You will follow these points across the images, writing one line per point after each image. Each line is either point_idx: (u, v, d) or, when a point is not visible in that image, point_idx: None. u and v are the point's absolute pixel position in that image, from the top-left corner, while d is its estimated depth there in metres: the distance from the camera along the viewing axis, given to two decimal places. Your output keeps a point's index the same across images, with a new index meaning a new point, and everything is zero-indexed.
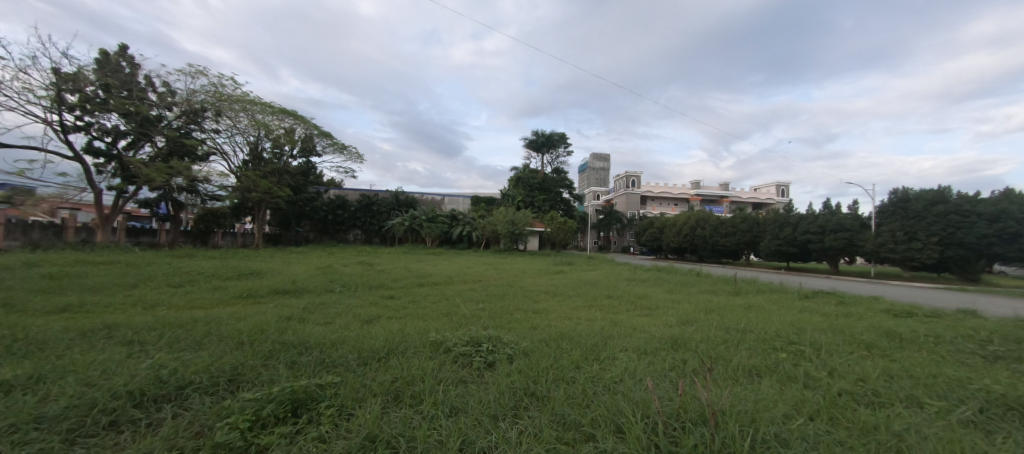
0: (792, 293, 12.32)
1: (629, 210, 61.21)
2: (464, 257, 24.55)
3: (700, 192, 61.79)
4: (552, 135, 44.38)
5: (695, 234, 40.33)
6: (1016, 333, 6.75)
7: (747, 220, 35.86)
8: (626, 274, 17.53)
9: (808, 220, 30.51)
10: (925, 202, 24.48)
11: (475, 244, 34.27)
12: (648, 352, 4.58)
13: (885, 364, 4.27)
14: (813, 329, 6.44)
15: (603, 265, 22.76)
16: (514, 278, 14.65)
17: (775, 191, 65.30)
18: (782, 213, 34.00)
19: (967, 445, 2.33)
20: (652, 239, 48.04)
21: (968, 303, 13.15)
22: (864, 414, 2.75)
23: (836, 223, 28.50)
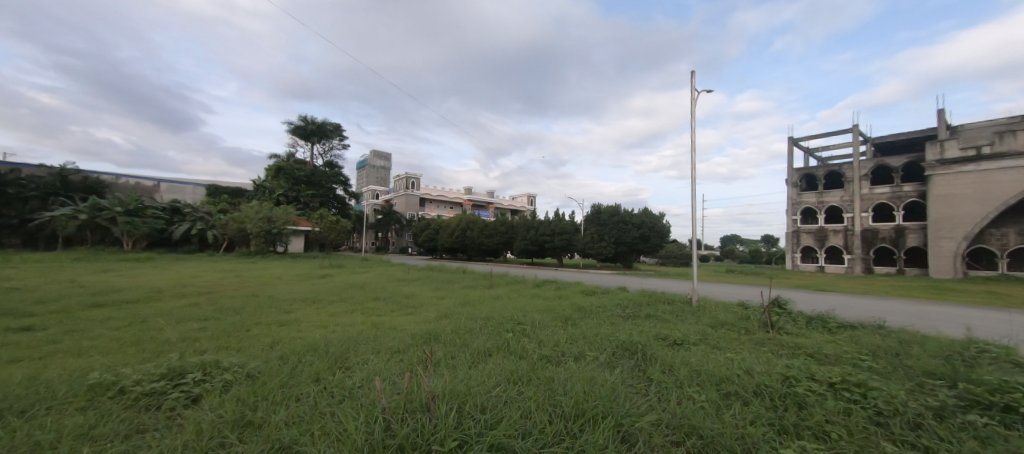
0: (529, 283, 15.12)
1: (408, 211, 61.30)
2: (195, 264, 18.80)
3: (472, 198, 67.56)
4: (324, 124, 39.51)
5: (466, 236, 43.88)
6: (641, 299, 10.38)
7: (505, 224, 41.40)
8: (397, 274, 17.44)
9: (543, 225, 37.99)
10: (608, 214, 34.60)
11: (210, 247, 27.13)
12: (399, 350, 4.66)
13: (572, 331, 5.73)
14: (534, 310, 8.09)
15: (376, 266, 21.77)
16: (261, 285, 12.30)
17: (526, 201, 78.15)
18: (528, 219, 40.96)
19: (599, 379, 3.36)
20: (426, 240, 49.30)
21: (635, 283, 19.16)
22: (547, 371, 3.59)
23: (559, 227, 36.74)
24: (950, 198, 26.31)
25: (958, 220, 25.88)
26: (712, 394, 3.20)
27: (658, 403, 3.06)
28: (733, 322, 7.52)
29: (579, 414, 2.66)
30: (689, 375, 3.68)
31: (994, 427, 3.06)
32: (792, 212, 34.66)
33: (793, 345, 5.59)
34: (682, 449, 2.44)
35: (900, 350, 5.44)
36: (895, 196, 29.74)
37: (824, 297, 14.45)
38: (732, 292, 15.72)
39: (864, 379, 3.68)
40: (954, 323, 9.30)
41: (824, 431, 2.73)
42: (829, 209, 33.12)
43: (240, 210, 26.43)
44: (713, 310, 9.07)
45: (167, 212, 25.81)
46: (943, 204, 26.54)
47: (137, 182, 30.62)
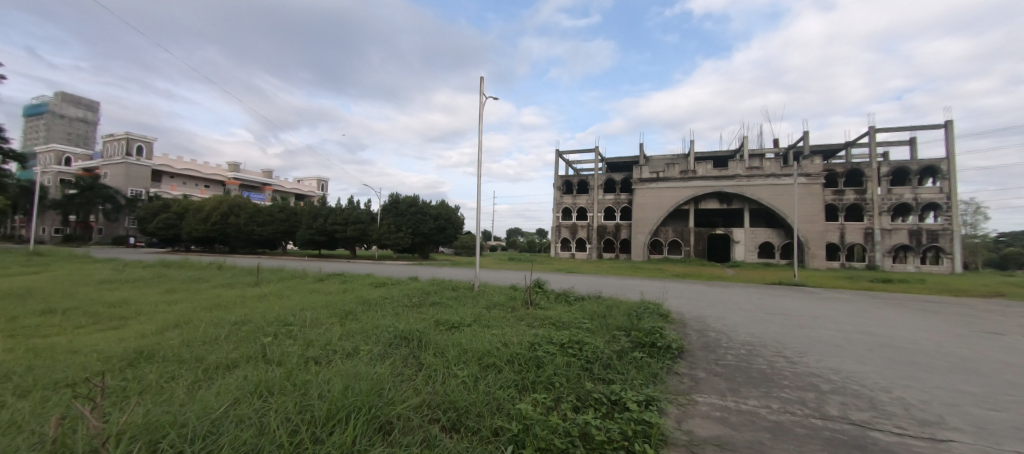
0: (309, 278, 13.31)
1: (129, 187, 44.22)
2: None
3: (239, 177, 54.74)
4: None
5: (227, 223, 35.19)
6: (427, 288, 10.65)
7: (284, 210, 35.41)
8: (105, 273, 12.52)
9: (334, 212, 34.15)
10: (407, 204, 34.24)
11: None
12: (79, 382, 3.37)
13: (348, 327, 5.39)
14: (306, 307, 7.22)
15: (69, 264, 14.87)
16: None
17: (313, 186, 68.79)
18: (316, 205, 36.12)
19: (363, 373, 3.26)
20: (162, 227, 36.95)
21: (428, 273, 19.58)
22: (305, 375, 3.26)
23: (354, 216, 33.57)
24: (643, 205, 37.20)
25: (644, 221, 36.96)
26: (471, 369, 3.58)
27: (423, 385, 3.21)
28: (504, 302, 8.65)
29: (332, 413, 2.50)
30: (456, 355, 4.01)
31: (647, 358, 4.53)
32: (556, 210, 42.42)
33: (543, 316, 6.86)
34: (438, 425, 2.62)
35: (607, 312, 7.42)
36: (616, 202, 40.02)
37: (574, 278, 18.21)
38: (508, 277, 17.92)
39: (583, 338, 4.83)
40: (639, 291, 13.32)
41: (552, 382, 3.45)
42: (579, 209, 41.86)
43: None
44: (489, 293, 10.17)
45: None
46: (640, 209, 37.30)
47: None
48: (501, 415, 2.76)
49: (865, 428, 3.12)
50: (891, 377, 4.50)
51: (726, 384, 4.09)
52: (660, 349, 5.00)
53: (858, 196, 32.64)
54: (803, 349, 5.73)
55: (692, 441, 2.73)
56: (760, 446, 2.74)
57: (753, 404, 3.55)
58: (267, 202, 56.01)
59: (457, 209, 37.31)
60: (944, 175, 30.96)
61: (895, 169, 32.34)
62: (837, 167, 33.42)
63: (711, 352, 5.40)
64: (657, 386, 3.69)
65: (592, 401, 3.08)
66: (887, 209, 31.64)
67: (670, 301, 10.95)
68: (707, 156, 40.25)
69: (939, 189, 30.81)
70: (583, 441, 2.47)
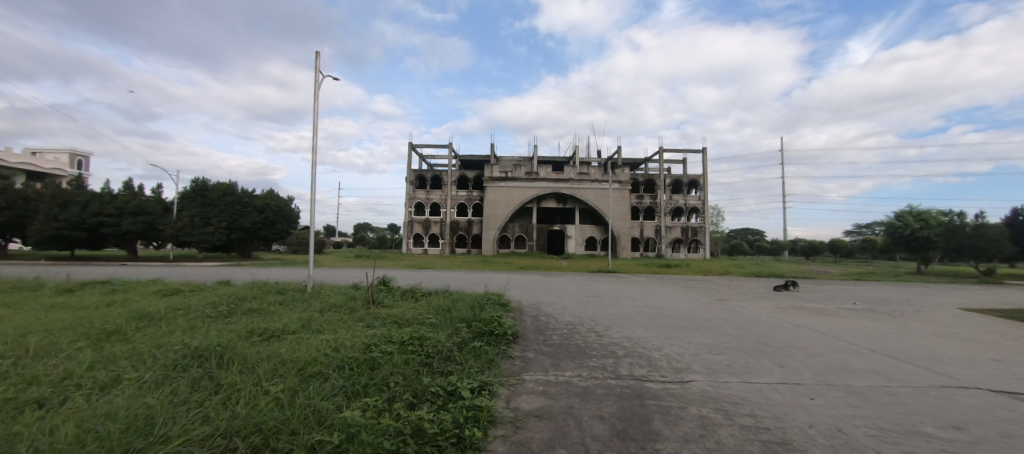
0: (52, 289, 9.68)
1: None
2: None
3: None
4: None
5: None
6: (243, 293, 8.93)
7: (7, 194, 25.15)
8: None
9: (102, 200, 25.64)
10: (218, 193, 28.49)
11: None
12: None
13: (109, 351, 4.13)
14: (40, 330, 5.23)
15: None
16: None
17: (57, 163, 50.91)
18: (65, 189, 26.60)
19: (127, 410, 2.53)
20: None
21: (243, 275, 16.54)
22: (20, 426, 2.35)
23: (136, 205, 25.88)
24: (494, 202, 39.07)
25: (495, 217, 38.87)
26: (290, 382, 3.16)
27: (218, 411, 2.68)
28: (341, 303, 7.92)
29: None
30: (272, 368, 3.50)
31: (485, 345, 4.79)
32: (409, 205, 40.85)
33: (385, 315, 6.53)
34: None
35: (452, 306, 7.55)
36: (469, 198, 40.95)
37: (422, 273, 18.00)
38: (349, 275, 16.58)
39: (423, 333, 4.78)
40: (482, 283, 13.94)
41: (387, 383, 3.31)
42: (431, 205, 41.38)
43: None
44: (324, 295, 9.11)
45: None
46: (492, 206, 39.03)
47: None
48: (321, 428, 2.50)
49: (642, 380, 3.94)
50: (663, 339, 5.81)
51: (549, 360, 4.64)
52: (497, 336, 5.34)
53: (651, 201, 41.04)
54: (609, 324, 6.91)
55: (517, 416, 2.99)
56: (572, 409, 3.20)
57: (568, 375, 4.11)
58: None
59: (288, 202, 32.98)
60: (701, 187, 41.40)
61: (673, 181, 41.67)
62: (638, 176, 41.28)
63: (539, 334, 6.02)
64: (491, 371, 3.92)
65: (428, 396, 3.08)
66: (667, 211, 40.68)
67: (510, 291, 11.83)
68: (544, 160, 44.64)
69: (698, 197, 41.06)
70: (415, 437, 2.44)
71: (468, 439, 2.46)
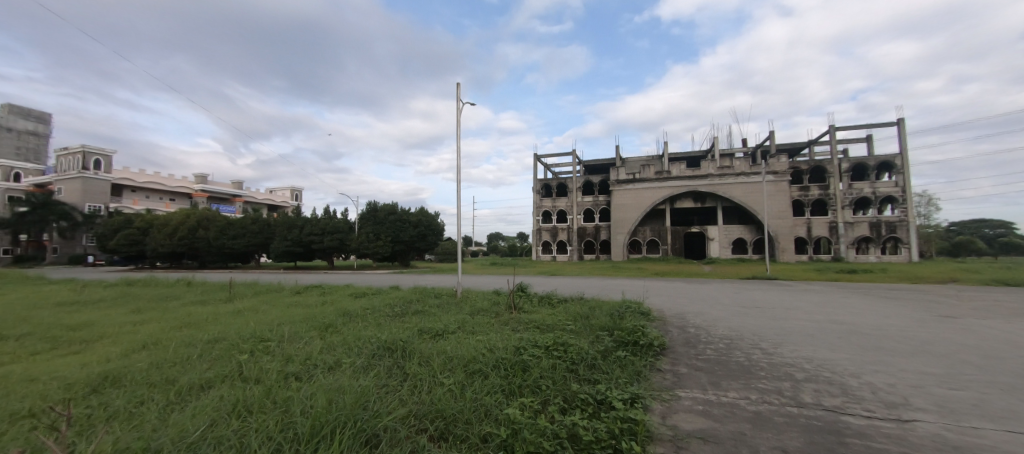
0: (286, 290, 13.02)
1: (87, 203, 42.37)
2: None
3: (204, 188, 53.20)
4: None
5: (197, 237, 33.87)
6: (410, 297, 10.44)
7: (257, 221, 34.51)
8: (73, 294, 11.89)
9: (311, 223, 33.11)
10: (386, 212, 33.84)
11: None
12: (43, 410, 3.14)
13: (329, 340, 5.31)
14: (284, 322, 7.01)
15: (22, 286, 13.94)
16: None
17: (284, 196, 68.01)
18: (289, 216, 35.15)
19: (346, 388, 3.17)
20: (126, 243, 35.36)
21: (408, 281, 19.34)
22: (287, 391, 3.17)
23: (332, 225, 32.73)
24: (623, 206, 37.49)
25: (626, 221, 37.23)
26: (457, 376, 3.55)
27: (408, 396, 3.16)
28: (487, 308, 8.56)
29: (316, 430, 2.42)
30: (442, 363, 4.00)
31: (631, 356, 4.61)
32: (537, 213, 42.17)
33: (527, 320, 6.83)
34: (425, 435, 2.59)
35: (590, 313, 7.47)
36: (596, 204, 40.23)
37: (557, 280, 18.27)
38: (492, 281, 17.86)
39: (566, 340, 4.85)
40: (621, 290, 13.46)
41: (538, 385, 3.45)
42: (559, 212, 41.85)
43: None
44: (473, 299, 10.04)
45: None
46: (621, 210, 37.57)
47: None
48: (489, 421, 2.75)
49: (837, 413, 3.24)
50: (862, 364, 4.68)
51: (708, 378, 4.18)
52: (642, 347, 5.08)
53: (822, 192, 33.92)
54: (780, 341, 5.90)
55: (677, 435, 2.78)
56: (742, 436, 2.82)
57: (733, 396, 3.64)
58: (239, 215, 54.39)
59: (437, 216, 37.19)
60: (900, 170, 32.52)
61: (855, 165, 33.72)
62: (803, 165, 34.69)
63: (692, 347, 5.50)
64: (641, 384, 3.74)
65: (578, 403, 3.10)
66: (849, 203, 32.96)
67: (651, 299, 11.11)
68: (682, 156, 40.93)
69: (895, 183, 32.33)
70: (571, 442, 2.49)
71: (627, 450, 2.39)
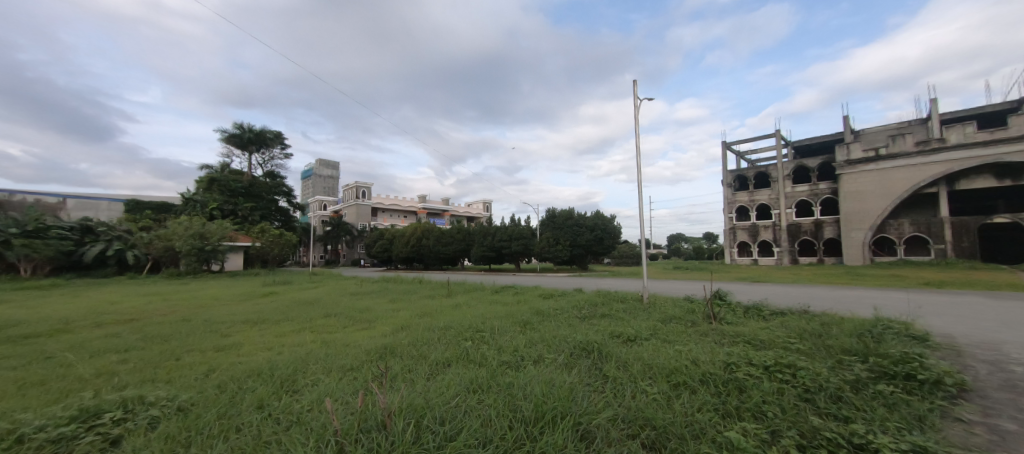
0: (488, 290, 14.95)
1: (360, 222, 58.81)
2: (122, 288, 16.77)
3: (424, 206, 66.38)
4: (264, 132, 37.04)
5: (422, 244, 42.37)
6: (595, 299, 10.49)
7: (461, 231, 41.08)
8: (353, 287, 16.48)
9: (500, 230, 37.32)
10: (563, 218, 34.79)
11: (130, 269, 23.98)
12: (353, 367, 4.41)
13: (530, 335, 5.84)
14: (492, 316, 8.02)
15: (328, 280, 20.21)
16: (201, 306, 11.04)
17: (481, 207, 78.64)
18: (484, 225, 40.35)
19: (557, 381, 3.38)
20: (381, 250, 47.07)
21: (589, 284, 19.65)
22: (507, 377, 3.60)
23: (516, 231, 36.06)
24: (859, 193, 28.92)
25: (866, 214, 28.56)
26: (663, 386, 3.37)
27: (614, 399, 3.16)
28: (680, 315, 7.86)
29: (539, 418, 2.65)
30: (642, 370, 3.85)
31: (898, 393, 3.47)
32: (728, 210, 36.64)
33: (730, 333, 5.99)
34: (638, 441, 2.54)
35: (822, 331, 5.99)
36: (814, 194, 32.21)
37: (760, 288, 15.46)
38: (680, 288, 16.42)
39: (793, 361, 4.02)
40: (864, 304, 10.38)
41: (764, 412, 2.96)
42: (760, 207, 35.21)
43: (167, 226, 23.87)
44: (662, 306, 9.37)
45: (81, 231, 22.86)
46: (856, 200, 29.08)
47: (37, 199, 27.05)
48: (708, 442, 2.50)
49: None
50: None
51: None
52: (915, 383, 3.77)
53: None
54: None
55: None
56: None
57: None
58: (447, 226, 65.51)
59: (613, 220, 35.88)
60: None
61: None
62: None
63: (1022, 395, 3.76)
64: (928, 435, 2.75)
65: (825, 442, 2.51)
66: None
67: (918, 318, 8.17)
68: (965, 115, 28.90)
69: None
70: None
71: None
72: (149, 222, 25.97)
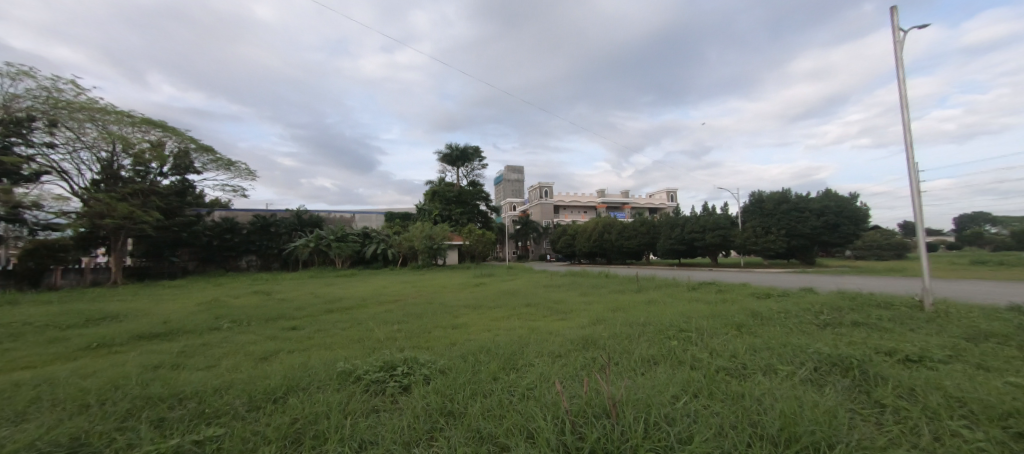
0: (684, 286, 13.64)
1: (544, 219, 62.79)
2: (380, 277, 22.53)
3: (605, 200, 66.16)
4: (466, 148, 43.54)
5: (604, 239, 41.95)
6: (838, 303, 8.30)
7: (644, 223, 38.61)
8: (544, 280, 17.71)
9: (692, 221, 33.59)
10: (775, 202, 28.46)
11: (391, 263, 31.62)
12: (561, 354, 4.73)
13: (751, 340, 5.10)
14: (696, 316, 7.31)
15: (523, 274, 22.33)
16: (434, 293, 13.79)
17: (666, 197, 73.22)
18: (671, 216, 37.15)
19: (807, 400, 2.82)
20: (565, 246, 48.76)
21: (815, 282, 15.90)
22: (736, 387, 3.21)
23: (712, 222, 31.90)
24: None
25: None
26: (991, 432, 2.41)
27: (903, 437, 2.43)
28: (999, 333, 5.44)
29: (794, 444, 2.25)
30: (943, 404, 2.85)
31: None
32: None
33: None
34: None
35: None
36: None
37: None
38: (977, 291, 11.60)
39: None
40: None
41: None
42: None
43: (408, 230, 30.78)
44: (961, 317, 6.68)
45: (361, 236, 31.06)
46: None
47: (338, 214, 38.51)
48: None
49: None
50: None
51: None
52: None
53: None
54: None
55: None
56: None
57: None
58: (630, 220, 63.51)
59: (853, 199, 27.58)
60: None
61: None
62: None
63: None
64: None
65: None
66: None
67: None
68: None
69: None
70: None
71: None
72: (398, 227, 33.18)
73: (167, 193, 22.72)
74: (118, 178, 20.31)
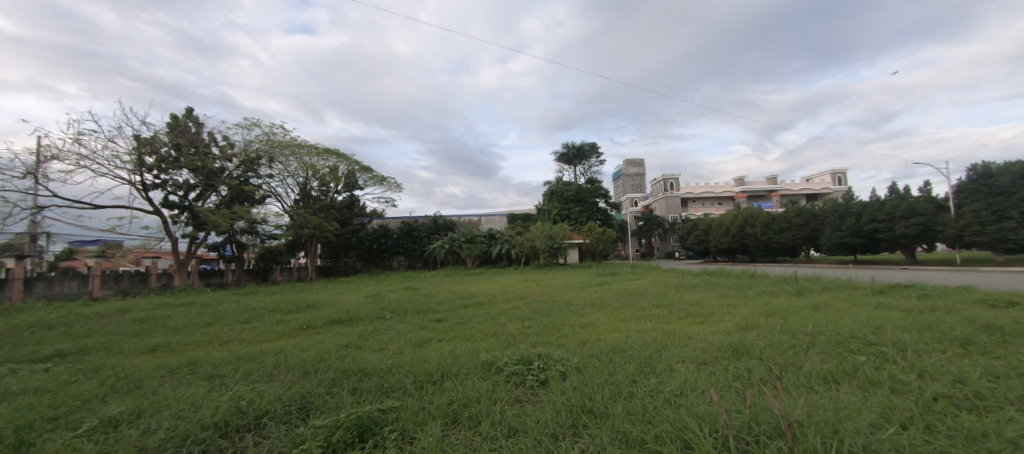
0: (866, 289, 10.97)
1: (670, 214, 58.01)
2: (505, 275, 23.82)
3: (745, 189, 58.11)
4: (582, 145, 43.00)
5: (746, 233, 36.83)
6: None
7: (802, 213, 32.53)
8: (674, 279, 16.34)
9: (873, 207, 27.05)
10: (1013, 176, 20.68)
11: (515, 262, 33.07)
12: (707, 362, 4.30)
13: (988, 362, 3.85)
14: (892, 327, 5.82)
15: (650, 273, 20.95)
16: (558, 291, 13.94)
17: (830, 180, 60.72)
18: (841, 202, 30.47)
19: None
20: (697, 242, 44.29)
21: None
22: (973, 423, 2.45)
23: (907, 207, 24.92)
24: None
25: None
26: None
27: None
28: None
29: None
30: None
31: None
32: None
33: None
34: None
35: None
36: None
37: None
38: None
39: None
40: None
41: None
42: None
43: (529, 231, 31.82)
44: None
45: (488, 237, 33.11)
46: None
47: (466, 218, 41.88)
48: None
49: None
50: None
51: None
52: None
53: None
54: None
55: None
56: None
57: None
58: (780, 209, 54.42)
59: None
60: None
61: None
62: None
63: None
64: None
65: None
66: None
67: None
68: None
69: None
70: None
71: None
72: (519, 227, 34.14)
73: (341, 207, 27.79)
74: (310, 197, 25.63)
